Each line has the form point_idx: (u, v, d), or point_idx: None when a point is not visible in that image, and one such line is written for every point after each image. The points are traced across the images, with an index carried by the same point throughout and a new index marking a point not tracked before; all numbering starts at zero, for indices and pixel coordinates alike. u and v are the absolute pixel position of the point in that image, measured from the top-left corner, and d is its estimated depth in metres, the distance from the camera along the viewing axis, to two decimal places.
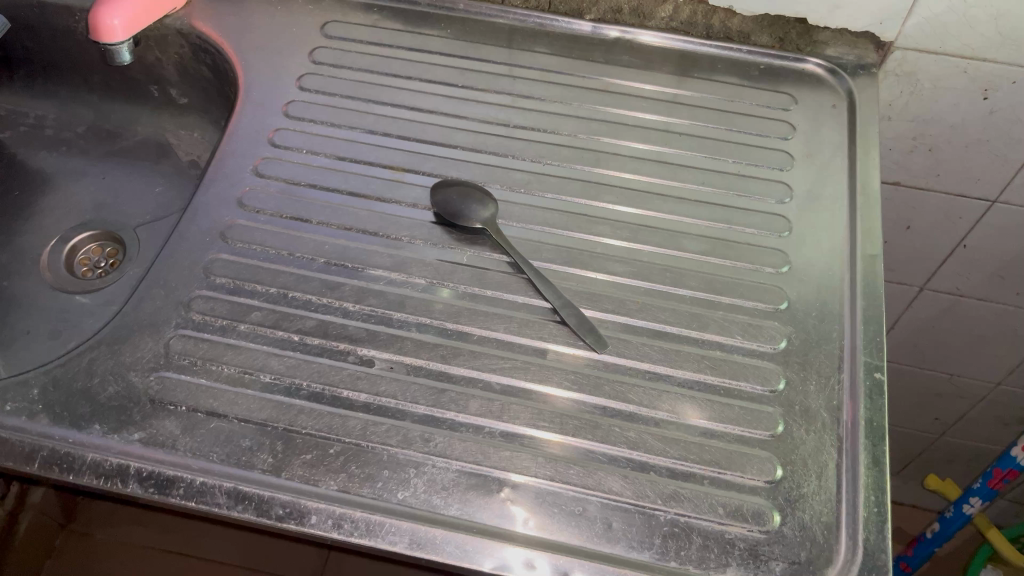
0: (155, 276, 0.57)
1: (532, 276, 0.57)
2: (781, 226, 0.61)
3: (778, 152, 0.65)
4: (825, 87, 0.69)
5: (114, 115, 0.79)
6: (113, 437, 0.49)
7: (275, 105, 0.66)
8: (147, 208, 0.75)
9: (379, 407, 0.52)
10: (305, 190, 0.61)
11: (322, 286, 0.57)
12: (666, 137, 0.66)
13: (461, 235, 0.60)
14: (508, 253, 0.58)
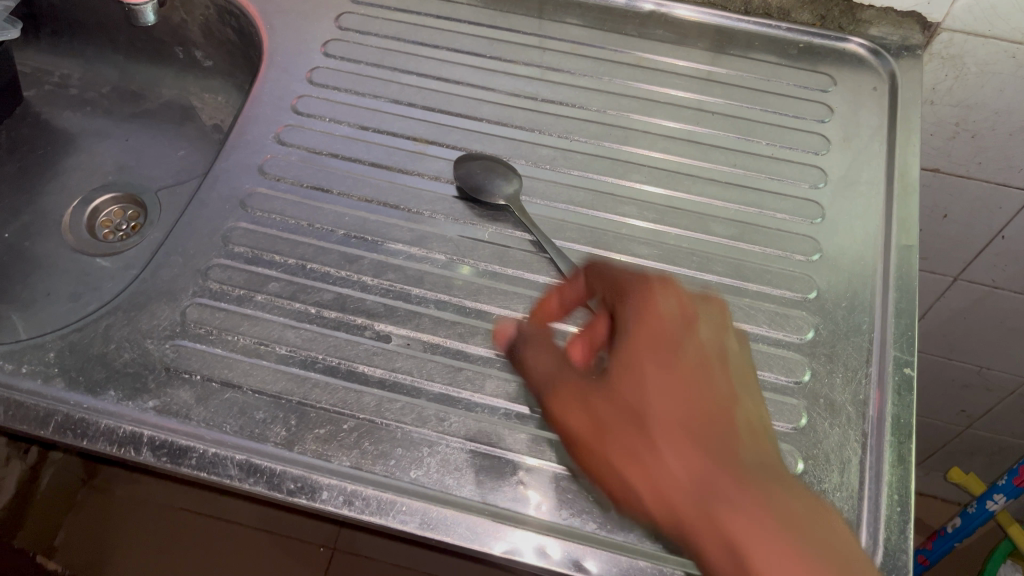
0: (174, 243, 0.56)
1: (555, 255, 0.55)
2: (813, 212, 0.59)
3: (814, 134, 0.63)
4: (865, 67, 0.67)
5: (139, 76, 0.78)
6: (127, 404, 0.49)
7: (299, 71, 0.65)
8: (170, 171, 0.74)
9: (395, 383, 0.51)
10: (326, 159, 0.60)
11: (341, 259, 0.56)
12: (698, 116, 0.64)
13: (484, 212, 0.59)
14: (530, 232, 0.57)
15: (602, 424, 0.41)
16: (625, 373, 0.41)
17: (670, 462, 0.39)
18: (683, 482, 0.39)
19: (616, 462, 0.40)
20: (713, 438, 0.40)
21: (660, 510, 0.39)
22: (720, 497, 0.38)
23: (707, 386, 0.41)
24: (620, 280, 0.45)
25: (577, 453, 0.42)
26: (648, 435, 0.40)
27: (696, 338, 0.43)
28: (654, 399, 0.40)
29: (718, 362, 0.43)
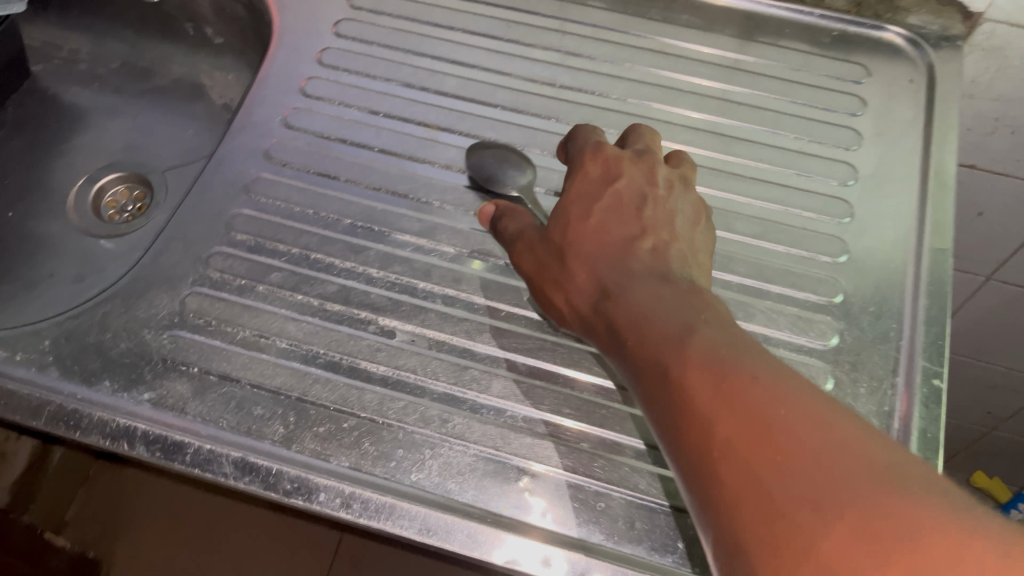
0: (176, 228, 0.54)
1: None
2: (841, 211, 0.56)
3: (845, 128, 0.60)
4: (901, 58, 0.64)
5: (149, 52, 0.76)
6: (122, 396, 0.48)
7: (309, 51, 0.63)
8: (178, 150, 0.72)
9: (398, 381, 0.49)
10: (334, 145, 0.58)
11: (346, 249, 0.54)
12: (723, 106, 0.61)
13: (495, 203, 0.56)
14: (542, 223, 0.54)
15: (552, 236, 0.48)
16: (562, 207, 0.49)
17: (600, 252, 0.46)
18: (587, 284, 0.45)
19: (552, 273, 0.47)
20: (627, 245, 0.46)
21: (578, 301, 0.46)
22: (633, 298, 0.42)
23: (630, 215, 0.48)
24: (579, 151, 0.52)
25: (533, 289, 0.49)
26: (573, 247, 0.47)
27: (624, 180, 0.49)
28: (578, 218, 0.48)
29: (649, 203, 0.49)
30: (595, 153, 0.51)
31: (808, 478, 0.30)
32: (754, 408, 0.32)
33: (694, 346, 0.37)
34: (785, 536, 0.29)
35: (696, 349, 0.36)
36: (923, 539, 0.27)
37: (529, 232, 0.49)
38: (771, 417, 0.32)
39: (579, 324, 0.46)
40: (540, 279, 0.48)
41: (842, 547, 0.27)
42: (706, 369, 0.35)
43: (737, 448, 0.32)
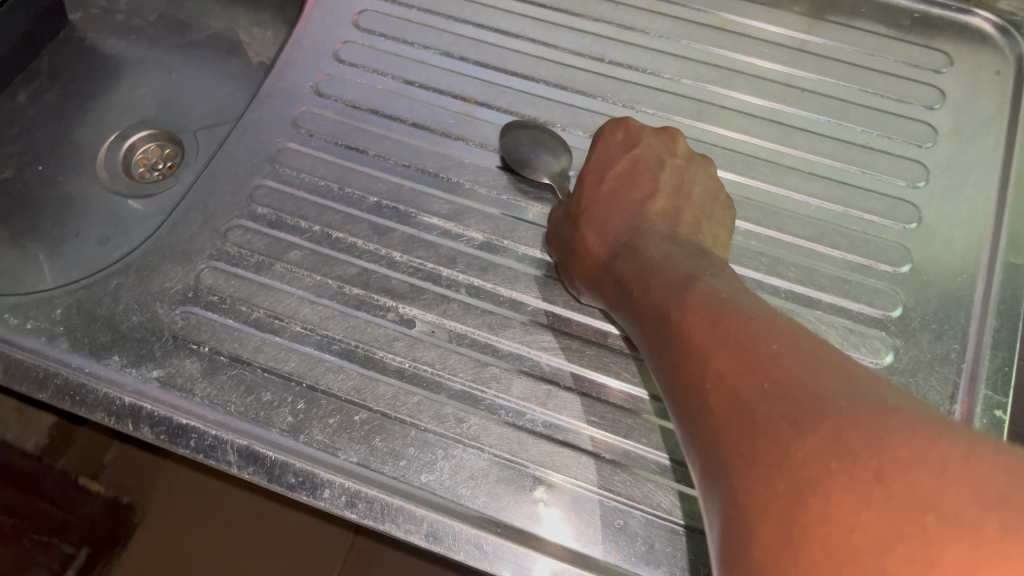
0: (196, 199, 0.53)
1: None
2: (907, 215, 0.52)
3: (919, 123, 0.55)
4: (989, 47, 0.58)
5: (187, 5, 0.73)
6: (130, 372, 0.46)
7: (346, 14, 0.60)
8: (211, 109, 0.70)
9: (414, 374, 0.47)
10: (366, 116, 0.56)
11: (370, 230, 0.51)
12: (786, 92, 0.56)
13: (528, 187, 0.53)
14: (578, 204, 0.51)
15: (570, 204, 0.48)
16: (581, 175, 0.48)
17: (611, 217, 0.46)
18: (600, 248, 0.45)
19: (568, 239, 0.47)
20: (642, 211, 0.45)
21: (591, 266, 0.45)
22: (641, 258, 0.41)
23: (647, 182, 0.47)
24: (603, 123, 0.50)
25: (559, 265, 0.49)
26: (586, 213, 0.46)
27: (644, 144, 0.48)
28: (595, 186, 0.47)
29: (667, 169, 0.47)
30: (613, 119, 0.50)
31: (787, 395, 0.27)
32: (740, 337, 0.30)
33: (695, 289, 0.35)
34: (758, 452, 0.27)
35: (696, 292, 0.35)
36: (897, 456, 0.24)
37: (556, 206, 0.49)
38: (757, 345, 0.30)
39: (595, 294, 0.46)
40: (561, 251, 0.48)
41: (813, 456, 0.25)
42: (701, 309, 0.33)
43: (722, 377, 0.30)
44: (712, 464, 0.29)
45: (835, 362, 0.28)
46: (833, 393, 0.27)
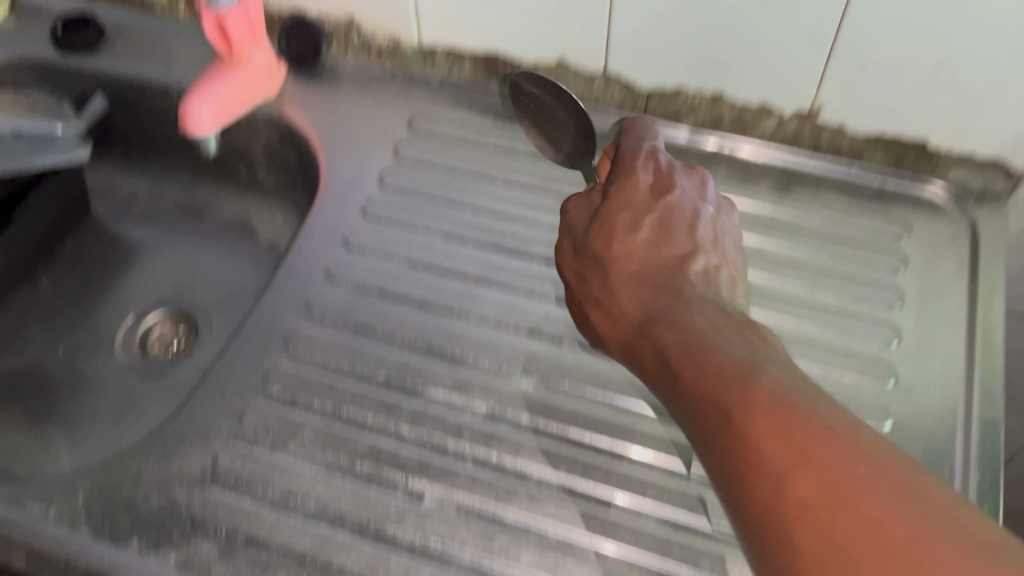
0: (214, 381, 0.55)
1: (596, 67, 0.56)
2: (883, 374, 0.55)
3: (887, 288, 0.59)
4: (942, 216, 0.63)
5: (202, 192, 0.78)
6: (149, 557, 0.47)
7: (354, 203, 0.65)
8: (223, 288, 0.74)
9: (425, 549, 0.48)
10: (374, 298, 0.59)
11: (379, 406, 0.54)
12: (761, 262, 0.61)
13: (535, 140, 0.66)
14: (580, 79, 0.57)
15: (598, 247, 0.50)
16: (609, 206, 0.51)
17: (646, 272, 0.48)
18: (631, 304, 0.47)
19: (595, 292, 0.49)
20: (673, 264, 0.48)
21: (620, 319, 0.48)
22: (680, 319, 0.44)
23: (678, 233, 0.50)
24: (631, 161, 0.54)
25: (580, 305, 0.51)
26: (618, 260, 0.49)
27: (676, 199, 0.51)
28: (626, 232, 0.49)
29: (699, 219, 0.51)
30: (638, 170, 0.53)
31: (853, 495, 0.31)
32: (806, 433, 0.33)
33: (751, 370, 0.38)
34: None
35: (751, 375, 0.38)
36: None
37: (579, 239, 0.52)
38: (819, 441, 0.33)
39: (618, 344, 0.48)
40: (586, 295, 0.50)
41: None
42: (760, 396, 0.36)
43: (786, 466, 0.33)
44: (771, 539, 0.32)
45: (891, 462, 0.32)
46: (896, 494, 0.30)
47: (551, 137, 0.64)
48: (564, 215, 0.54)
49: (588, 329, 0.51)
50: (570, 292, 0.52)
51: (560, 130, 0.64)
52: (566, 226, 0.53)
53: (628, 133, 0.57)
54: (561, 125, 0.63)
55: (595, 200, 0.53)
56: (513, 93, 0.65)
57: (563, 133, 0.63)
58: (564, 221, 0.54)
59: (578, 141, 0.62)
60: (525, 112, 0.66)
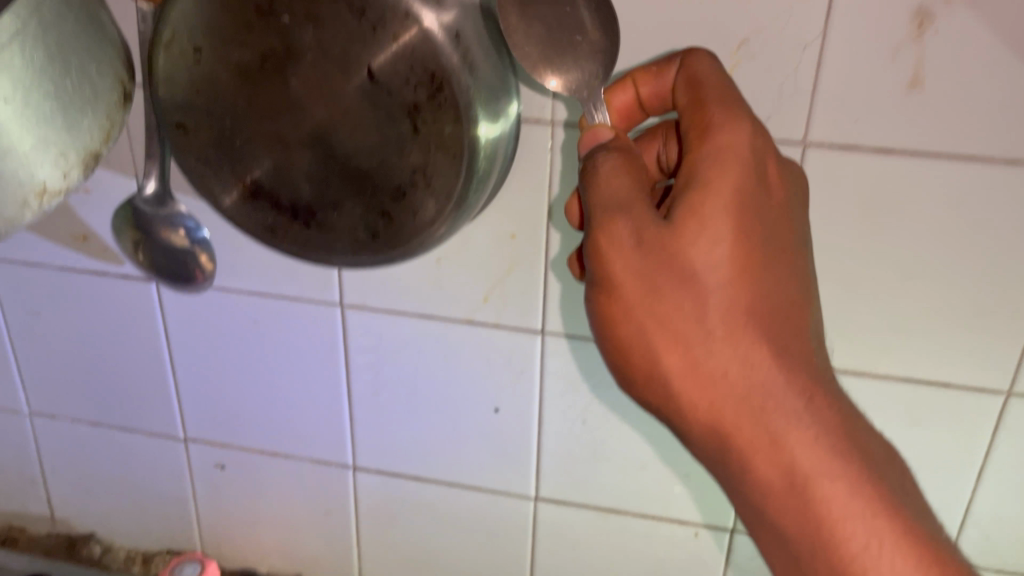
0: None
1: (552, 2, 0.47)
2: None
3: None
4: None
5: None
6: None
7: None
8: None
9: None
10: None
11: None
12: None
13: (528, 62, 0.47)
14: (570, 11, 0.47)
15: (687, 269, 0.40)
16: (701, 215, 0.40)
17: (744, 296, 0.40)
18: (737, 373, 0.40)
19: (690, 337, 0.40)
20: (786, 307, 0.42)
21: (719, 391, 0.41)
22: (796, 401, 0.41)
23: (781, 238, 0.43)
24: (717, 91, 0.44)
25: (636, 313, 0.41)
26: (711, 323, 0.40)
27: (784, 200, 0.44)
28: (738, 279, 0.40)
29: (777, 223, 0.43)
30: (737, 110, 0.43)
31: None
32: (875, 482, 0.42)
33: (842, 427, 0.42)
34: None
35: (842, 434, 0.42)
36: None
37: (642, 250, 0.40)
38: None
39: (706, 409, 0.41)
40: (662, 327, 0.41)
41: None
42: (841, 459, 0.41)
43: (862, 514, 0.41)
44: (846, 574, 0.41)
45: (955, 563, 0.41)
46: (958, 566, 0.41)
47: (553, 31, 0.47)
48: (595, 177, 0.42)
49: (635, 356, 0.42)
50: (614, 291, 0.41)
51: (566, 31, 0.47)
52: (603, 206, 0.42)
53: (685, 78, 0.46)
54: (570, 25, 0.47)
55: (639, 175, 0.43)
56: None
57: (572, 32, 0.47)
58: (597, 188, 0.42)
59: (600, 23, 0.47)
60: (513, 3, 0.46)
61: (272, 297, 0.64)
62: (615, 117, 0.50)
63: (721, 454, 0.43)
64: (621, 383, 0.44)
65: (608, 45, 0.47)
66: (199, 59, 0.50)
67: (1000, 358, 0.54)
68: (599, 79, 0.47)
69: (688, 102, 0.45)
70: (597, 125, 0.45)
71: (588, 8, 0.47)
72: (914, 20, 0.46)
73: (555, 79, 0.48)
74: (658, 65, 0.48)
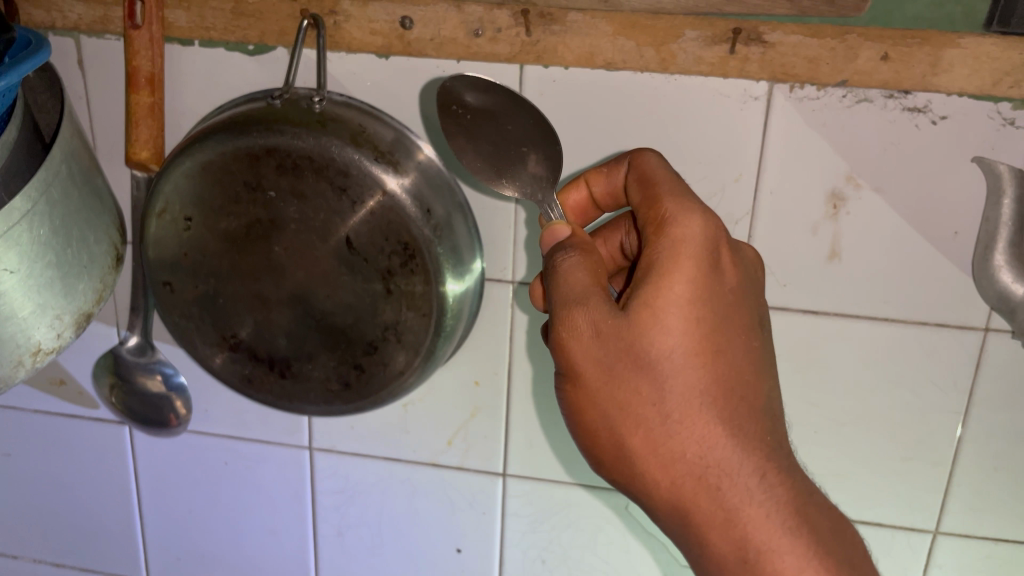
0: None
1: (490, 111, 0.52)
2: None
3: None
4: None
5: None
6: None
7: None
8: None
9: None
10: None
11: None
12: None
13: (481, 175, 0.52)
14: (508, 122, 0.52)
15: (642, 358, 0.40)
16: (656, 311, 0.40)
17: (699, 386, 0.40)
18: (693, 455, 0.41)
19: (647, 420, 0.41)
20: (742, 390, 0.42)
21: (677, 471, 0.42)
22: (750, 481, 0.42)
23: (739, 321, 0.42)
24: (667, 186, 0.43)
25: (598, 397, 0.42)
26: (668, 409, 0.41)
27: (739, 283, 0.42)
28: (694, 370, 0.40)
29: (733, 308, 0.42)
30: (690, 202, 0.42)
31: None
32: (827, 561, 0.42)
33: (796, 504, 0.42)
34: None
35: (796, 511, 0.42)
36: None
37: (599, 342, 0.41)
38: None
39: (666, 485, 0.42)
40: (622, 411, 0.41)
41: None
42: (794, 534, 0.42)
43: None
44: None
45: None
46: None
47: (499, 147, 0.52)
48: (555, 275, 0.43)
49: (599, 435, 0.43)
50: (576, 377, 0.42)
51: (510, 145, 0.52)
52: (563, 300, 0.42)
53: (637, 176, 0.46)
54: (512, 138, 0.52)
55: (602, 274, 0.43)
56: (441, 103, 0.52)
57: (515, 145, 0.52)
58: (557, 284, 0.43)
59: (536, 128, 0.51)
60: (457, 128, 0.52)
61: (244, 440, 0.67)
62: (570, 214, 0.52)
63: (683, 525, 0.43)
64: (590, 458, 0.45)
65: (550, 148, 0.51)
66: (190, 227, 0.55)
67: (925, 499, 0.58)
68: (549, 181, 0.51)
69: (640, 199, 0.45)
70: (556, 222, 0.46)
71: (525, 122, 0.51)
72: (828, 202, 0.52)
73: (509, 186, 0.52)
74: (608, 166, 0.48)
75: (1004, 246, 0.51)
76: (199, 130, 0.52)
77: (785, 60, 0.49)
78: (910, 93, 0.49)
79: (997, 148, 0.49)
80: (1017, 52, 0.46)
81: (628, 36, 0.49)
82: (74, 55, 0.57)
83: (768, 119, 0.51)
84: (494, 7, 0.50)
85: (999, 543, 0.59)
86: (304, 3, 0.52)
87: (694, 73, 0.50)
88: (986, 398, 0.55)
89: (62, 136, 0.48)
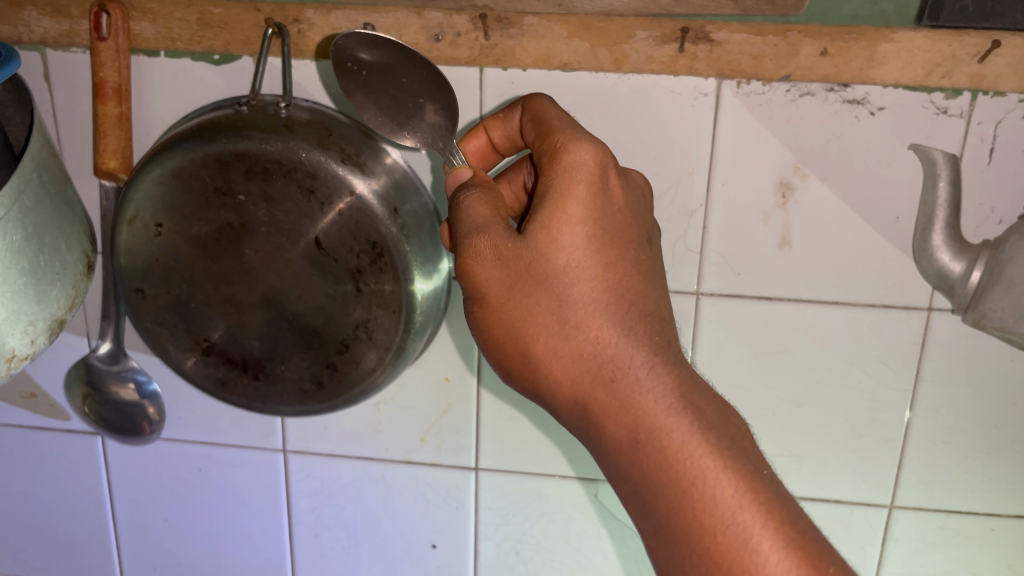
0: None
1: (385, 67, 0.52)
2: None
3: None
4: None
5: None
6: None
7: None
8: None
9: None
10: None
11: None
12: None
13: (383, 130, 0.54)
14: (404, 76, 0.52)
15: (539, 270, 0.42)
16: (550, 228, 0.42)
17: (587, 286, 0.43)
18: (589, 352, 0.43)
19: (545, 325, 0.43)
20: (632, 296, 0.44)
21: (575, 369, 0.43)
22: (642, 372, 0.43)
23: (627, 237, 0.44)
24: (557, 121, 0.46)
25: (502, 312, 0.44)
26: (563, 312, 0.43)
27: (627, 203, 0.45)
28: (586, 277, 0.43)
29: (619, 221, 0.44)
30: (579, 132, 0.45)
31: (776, 531, 0.41)
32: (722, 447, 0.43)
33: (682, 390, 0.43)
34: None
35: (685, 395, 0.43)
36: None
37: (500, 263, 0.43)
38: None
39: (567, 386, 0.44)
40: (522, 321, 0.43)
41: None
42: (687, 417, 0.43)
43: (709, 466, 0.42)
44: (698, 524, 0.42)
45: (802, 527, 0.42)
46: (796, 525, 0.42)
47: (397, 100, 0.53)
48: (457, 211, 0.45)
49: (504, 346, 0.45)
50: (481, 297, 0.44)
51: (408, 97, 0.53)
52: (464, 230, 0.44)
53: (530, 118, 0.48)
54: (409, 90, 0.53)
55: (503, 209, 0.45)
56: (336, 61, 0.52)
57: (412, 97, 0.53)
58: (459, 219, 0.45)
59: (430, 81, 0.52)
60: (355, 85, 0.53)
61: (218, 446, 0.67)
62: (473, 160, 0.54)
63: (586, 424, 0.45)
64: (501, 373, 0.47)
65: (447, 101, 0.52)
66: (161, 233, 0.56)
67: (881, 474, 0.61)
68: (448, 131, 0.53)
69: (534, 138, 0.47)
70: (459, 167, 0.48)
71: (420, 75, 0.52)
72: (778, 192, 0.55)
73: (409, 138, 0.53)
74: (504, 111, 0.51)
75: (941, 227, 0.53)
76: (168, 139, 0.54)
77: (732, 57, 0.51)
78: (849, 86, 0.52)
79: (932, 136, 0.52)
80: (947, 45, 0.49)
81: (583, 38, 0.52)
82: (40, 68, 0.58)
83: (717, 115, 0.53)
84: (452, 12, 0.52)
85: (954, 514, 0.61)
86: (268, 12, 0.53)
87: (646, 72, 0.52)
88: (933, 374, 0.58)
89: (33, 145, 0.49)
